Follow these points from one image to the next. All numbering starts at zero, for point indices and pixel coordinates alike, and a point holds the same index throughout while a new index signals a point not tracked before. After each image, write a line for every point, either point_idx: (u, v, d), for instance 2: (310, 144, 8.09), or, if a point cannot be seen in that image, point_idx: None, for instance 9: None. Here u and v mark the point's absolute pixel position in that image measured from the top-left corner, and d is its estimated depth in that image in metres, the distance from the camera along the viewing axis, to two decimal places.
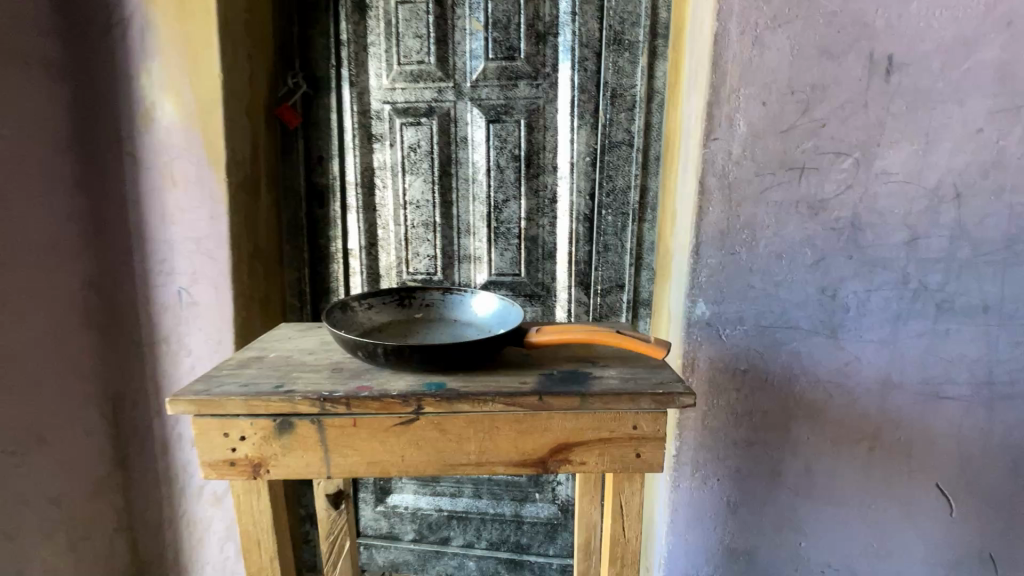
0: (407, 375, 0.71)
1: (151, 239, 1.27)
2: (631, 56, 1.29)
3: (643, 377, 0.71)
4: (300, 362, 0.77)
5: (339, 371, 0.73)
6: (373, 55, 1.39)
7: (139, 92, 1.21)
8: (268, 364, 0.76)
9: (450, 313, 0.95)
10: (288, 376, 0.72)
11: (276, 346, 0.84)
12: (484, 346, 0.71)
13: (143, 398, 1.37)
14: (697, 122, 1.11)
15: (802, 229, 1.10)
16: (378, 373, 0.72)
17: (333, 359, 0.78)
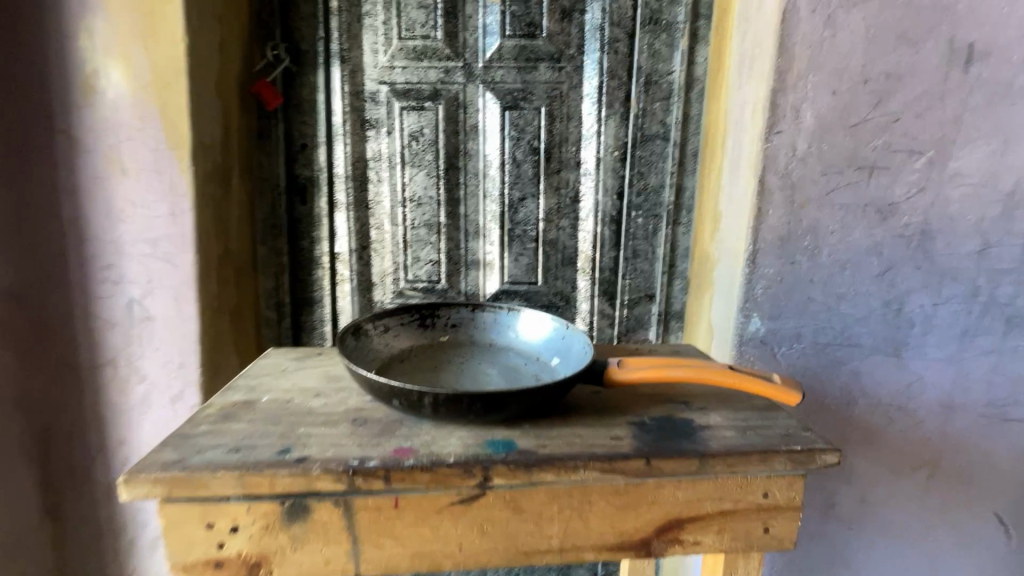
0: (458, 429, 0.54)
1: (93, 239, 1.03)
2: (669, 39, 1.15)
3: (764, 428, 0.55)
4: (306, 410, 0.58)
5: (362, 428, 0.54)
6: (369, 27, 1.19)
7: (77, 56, 0.97)
8: (262, 413, 0.57)
9: (483, 336, 0.78)
10: (295, 433, 0.53)
11: (267, 384, 0.65)
12: (559, 389, 0.55)
13: (81, 433, 1.12)
14: (755, 113, 0.97)
15: (868, 236, 0.97)
16: (415, 428, 0.54)
17: (349, 405, 0.59)
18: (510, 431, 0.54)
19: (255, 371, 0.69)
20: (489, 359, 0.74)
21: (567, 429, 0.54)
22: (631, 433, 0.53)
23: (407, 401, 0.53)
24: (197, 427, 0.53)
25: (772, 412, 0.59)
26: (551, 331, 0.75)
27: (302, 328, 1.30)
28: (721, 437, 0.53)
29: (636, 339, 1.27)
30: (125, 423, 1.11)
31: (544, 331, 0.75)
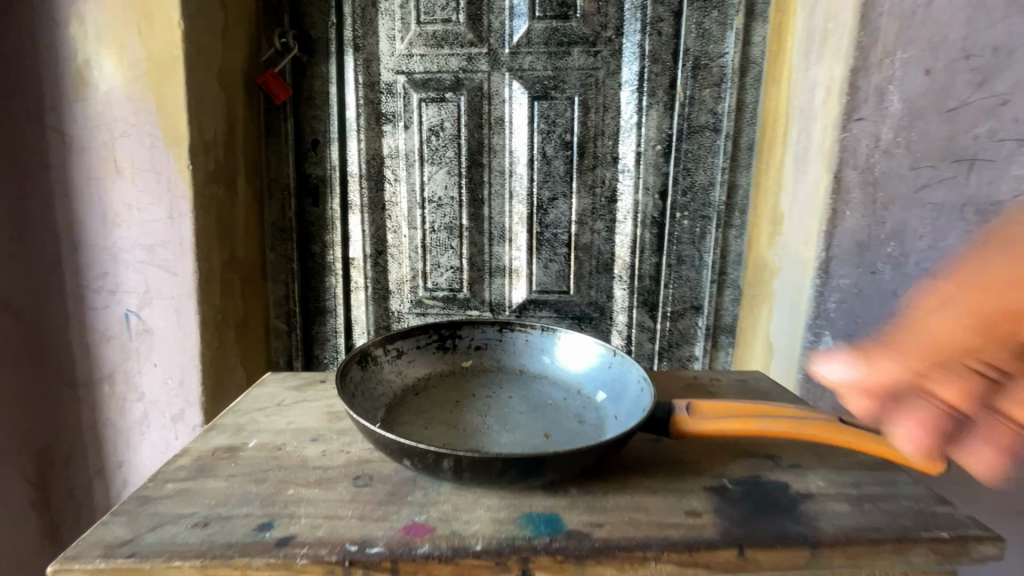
0: (487, 498, 0.43)
1: (88, 246, 0.95)
2: (721, 16, 1.01)
3: (883, 499, 0.46)
4: (304, 462, 0.47)
5: (365, 492, 0.43)
6: (386, 12, 1.08)
7: (68, 45, 0.89)
8: (246, 464, 0.47)
9: (512, 362, 0.67)
10: (282, 497, 0.42)
11: (258, 423, 0.54)
12: (612, 447, 0.44)
13: (79, 455, 1.04)
14: (828, 97, 0.84)
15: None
16: (432, 494, 0.43)
17: (353, 455, 0.48)
18: (553, 500, 0.44)
19: (247, 404, 0.59)
20: (519, 389, 0.63)
21: (628, 499, 0.45)
22: (710, 508, 0.44)
23: (422, 463, 0.42)
24: (165, 486, 0.43)
25: (884, 473, 0.50)
26: (594, 358, 0.64)
27: (314, 340, 1.20)
28: (832, 517, 0.43)
29: (680, 355, 1.14)
30: (124, 443, 1.02)
31: (586, 359, 0.64)
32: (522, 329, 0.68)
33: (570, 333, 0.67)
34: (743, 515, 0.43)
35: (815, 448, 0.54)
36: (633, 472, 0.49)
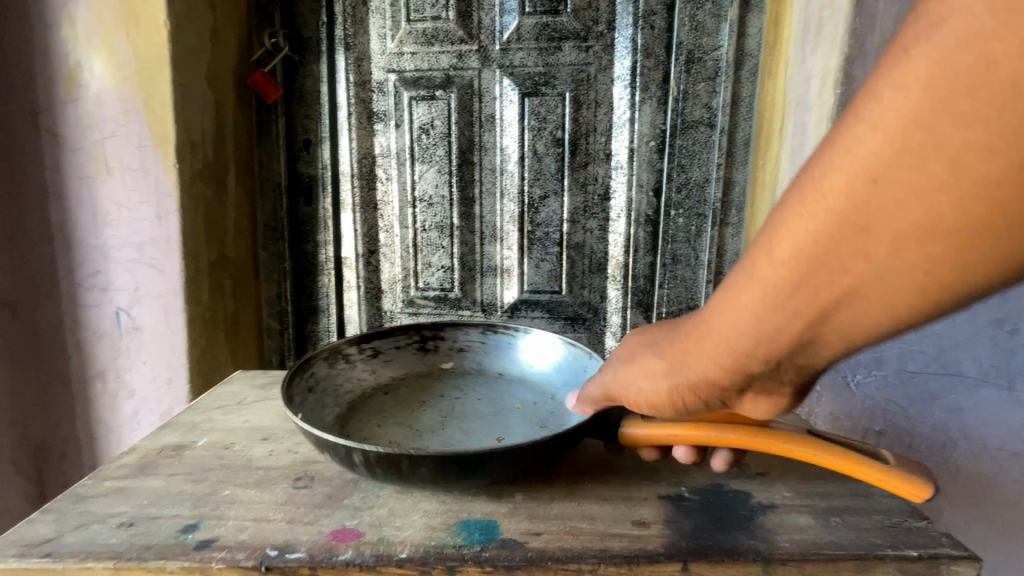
0: (424, 503, 0.44)
1: (79, 244, 0.96)
2: (715, 8, 0.97)
3: (851, 512, 0.45)
4: (245, 459, 0.50)
5: (303, 491, 0.45)
6: (375, 10, 1.07)
7: (60, 47, 0.90)
8: (190, 462, 0.49)
9: (493, 365, 0.66)
10: (217, 498, 0.44)
11: (214, 421, 0.57)
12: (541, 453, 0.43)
13: (73, 450, 1.05)
14: (823, 88, 0.79)
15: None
16: (370, 498, 0.45)
17: (300, 455, 0.51)
18: (495, 506, 0.44)
19: (208, 402, 0.61)
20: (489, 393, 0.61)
21: (576, 507, 0.45)
22: (660, 518, 0.44)
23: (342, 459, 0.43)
24: (102, 484, 0.46)
25: (857, 485, 0.49)
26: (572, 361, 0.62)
27: (307, 339, 1.20)
28: (791, 530, 0.43)
29: None
30: (115, 440, 1.03)
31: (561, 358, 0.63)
32: (505, 331, 0.67)
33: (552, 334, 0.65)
34: (694, 526, 0.43)
35: (787, 458, 0.54)
36: (587, 480, 0.49)
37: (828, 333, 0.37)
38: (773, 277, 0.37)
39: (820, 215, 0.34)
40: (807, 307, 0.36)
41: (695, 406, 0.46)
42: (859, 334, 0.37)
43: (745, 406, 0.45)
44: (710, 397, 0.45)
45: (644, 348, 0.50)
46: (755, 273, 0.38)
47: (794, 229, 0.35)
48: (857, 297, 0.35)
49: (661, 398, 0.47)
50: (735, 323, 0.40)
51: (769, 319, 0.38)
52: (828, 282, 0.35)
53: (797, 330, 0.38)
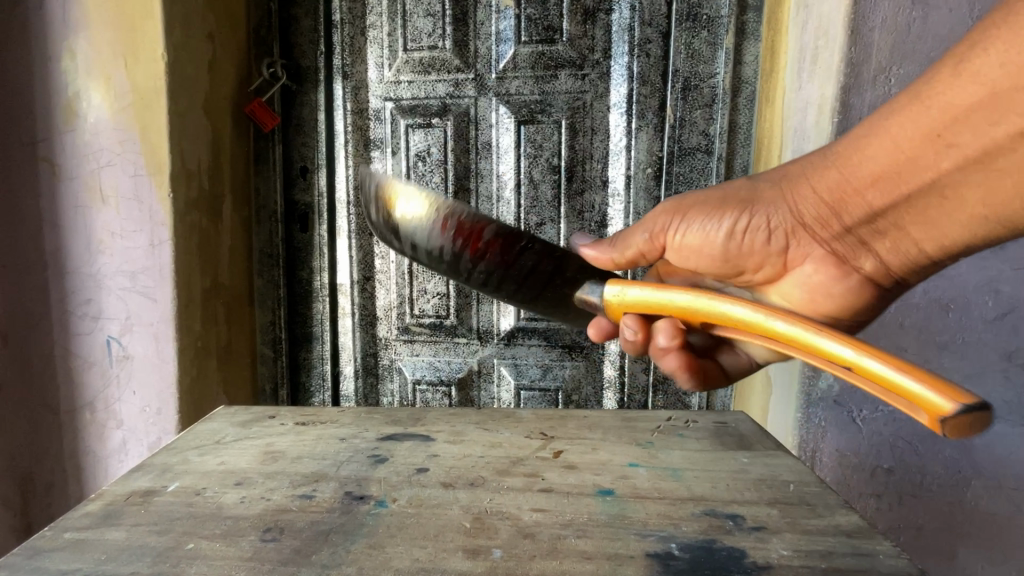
0: (396, 561, 0.45)
1: (72, 272, 0.96)
2: (711, 36, 0.97)
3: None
4: (218, 507, 0.52)
5: (269, 546, 0.47)
6: (373, 40, 1.08)
7: (60, 80, 0.92)
8: (156, 511, 0.52)
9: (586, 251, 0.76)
10: (179, 553, 0.46)
11: (189, 463, 0.60)
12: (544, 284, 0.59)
13: (60, 482, 1.04)
14: (820, 117, 0.76)
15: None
16: (340, 553, 0.46)
17: (272, 503, 0.52)
18: (471, 564, 0.44)
19: (185, 441, 0.64)
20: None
21: (555, 566, 0.44)
22: None
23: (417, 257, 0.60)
24: (61, 536, 0.49)
25: (861, 541, 0.46)
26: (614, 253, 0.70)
27: (300, 367, 1.18)
28: None
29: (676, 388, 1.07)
30: (103, 471, 1.01)
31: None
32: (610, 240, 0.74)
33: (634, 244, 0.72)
34: None
35: (787, 508, 0.51)
36: (570, 534, 0.47)
37: (934, 195, 0.46)
38: (918, 122, 0.43)
39: (993, 69, 0.38)
40: (909, 167, 0.45)
41: (755, 246, 0.56)
42: (960, 204, 0.45)
43: (804, 264, 0.56)
44: (792, 233, 0.55)
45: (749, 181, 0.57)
46: (906, 115, 0.44)
47: (965, 75, 0.39)
48: (977, 165, 0.42)
49: (727, 238, 0.56)
50: (868, 157, 0.47)
51: (893, 163, 0.46)
52: (960, 136, 0.41)
53: (907, 181, 0.46)
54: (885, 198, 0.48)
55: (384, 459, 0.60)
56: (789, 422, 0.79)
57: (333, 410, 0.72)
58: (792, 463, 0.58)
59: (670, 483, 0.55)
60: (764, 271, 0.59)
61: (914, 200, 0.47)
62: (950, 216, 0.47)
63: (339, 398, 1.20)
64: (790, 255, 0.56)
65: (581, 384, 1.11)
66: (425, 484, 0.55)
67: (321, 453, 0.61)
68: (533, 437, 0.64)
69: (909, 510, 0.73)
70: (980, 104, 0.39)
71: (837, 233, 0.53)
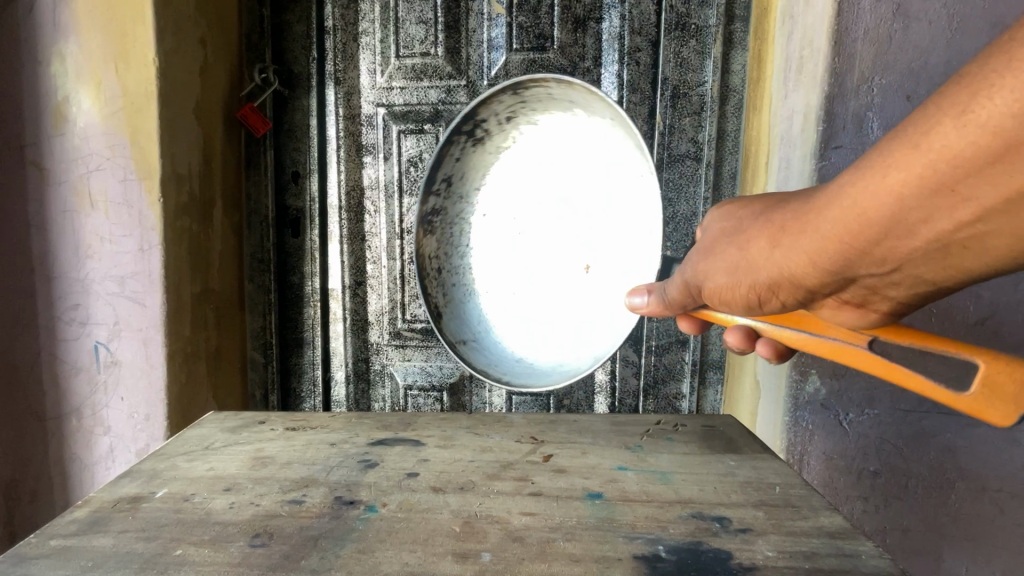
0: (385, 565, 0.45)
1: (60, 276, 0.95)
2: (699, 45, 0.98)
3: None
4: (206, 513, 0.52)
5: (258, 552, 0.47)
6: (366, 47, 1.09)
7: (50, 84, 0.91)
8: (143, 518, 0.51)
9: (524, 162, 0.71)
10: (167, 559, 0.46)
11: (177, 468, 0.59)
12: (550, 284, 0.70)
13: (45, 489, 1.02)
14: (805, 124, 0.78)
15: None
16: (329, 558, 0.46)
17: (261, 509, 0.52)
18: (460, 568, 0.45)
19: (174, 447, 0.64)
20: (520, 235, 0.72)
21: (544, 570, 0.44)
22: None
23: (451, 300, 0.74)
24: (47, 543, 0.48)
25: (844, 542, 0.47)
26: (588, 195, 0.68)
27: (291, 372, 1.18)
28: None
29: (666, 392, 1.07)
30: (89, 478, 1.00)
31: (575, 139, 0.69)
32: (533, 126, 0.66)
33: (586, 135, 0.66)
34: None
35: (773, 510, 0.51)
36: (558, 537, 0.48)
37: (952, 248, 0.38)
38: (919, 175, 0.36)
39: (1002, 114, 0.31)
40: (913, 221, 0.38)
41: (777, 300, 0.50)
42: (987, 254, 0.37)
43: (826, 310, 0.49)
44: (800, 292, 0.48)
45: (741, 231, 0.52)
46: (905, 165, 0.36)
47: (969, 120, 0.33)
48: (1001, 215, 0.34)
49: (753, 297, 0.51)
50: (854, 212, 0.40)
51: (893, 220, 0.38)
52: (976, 187, 0.34)
53: (916, 237, 0.38)
54: (896, 255, 0.40)
55: (374, 464, 0.60)
56: (777, 426, 0.80)
57: (323, 415, 0.72)
58: (779, 466, 0.59)
59: (658, 487, 0.55)
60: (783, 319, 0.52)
61: (931, 255, 0.39)
62: (977, 267, 0.39)
63: (330, 404, 1.19)
64: (809, 305, 0.50)
65: (572, 389, 1.11)
66: (415, 488, 0.55)
67: (311, 458, 0.61)
68: (523, 442, 0.64)
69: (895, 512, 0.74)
70: (998, 153, 0.32)
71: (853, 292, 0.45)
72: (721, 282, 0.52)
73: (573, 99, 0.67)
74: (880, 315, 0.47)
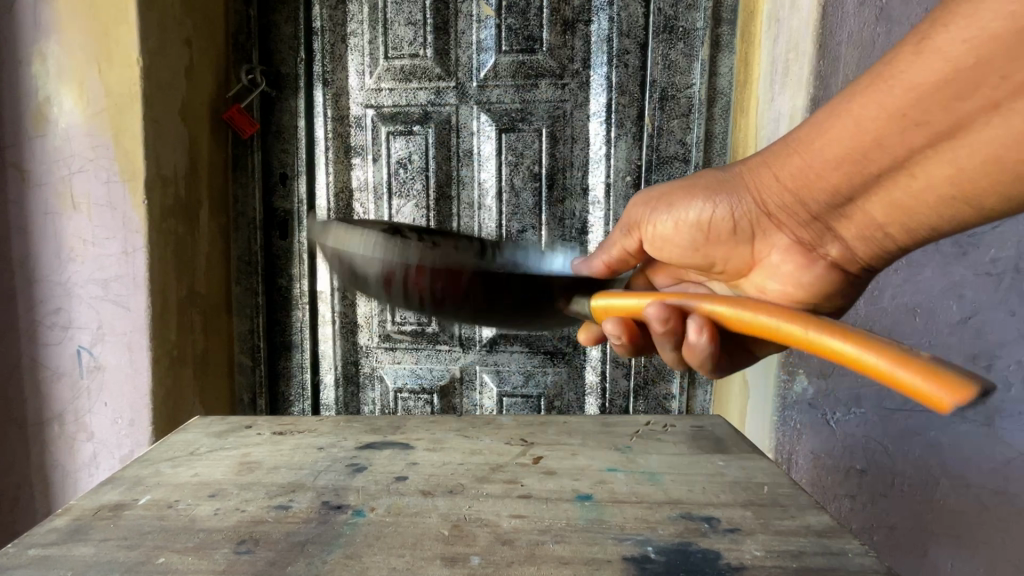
0: (374, 570, 0.44)
1: (42, 280, 0.93)
2: (687, 48, 0.99)
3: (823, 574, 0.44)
4: (190, 521, 0.51)
5: (244, 559, 0.46)
6: (354, 48, 1.08)
7: (30, 85, 0.90)
8: (126, 526, 0.50)
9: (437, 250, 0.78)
10: (150, 568, 0.45)
11: (161, 475, 0.58)
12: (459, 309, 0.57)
13: (27, 496, 1.00)
14: (792, 127, 0.79)
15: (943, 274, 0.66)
16: (316, 564, 0.45)
17: (247, 514, 0.52)
18: (449, 572, 0.44)
19: (159, 453, 0.63)
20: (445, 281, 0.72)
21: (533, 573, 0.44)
22: None
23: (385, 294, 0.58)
24: (25, 553, 0.47)
25: (832, 540, 0.47)
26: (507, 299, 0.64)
27: (279, 375, 1.16)
28: None
29: (657, 393, 1.08)
30: (72, 485, 0.98)
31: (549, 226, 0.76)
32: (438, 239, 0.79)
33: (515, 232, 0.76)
34: None
35: (761, 510, 0.52)
36: (548, 540, 0.48)
37: (900, 176, 0.43)
38: (879, 103, 0.40)
39: (958, 48, 0.35)
40: (866, 149, 0.42)
41: (732, 232, 0.56)
42: (932, 185, 0.42)
43: (773, 250, 0.55)
44: (761, 219, 0.54)
45: (718, 167, 0.58)
46: (870, 98, 0.41)
47: (924, 54, 0.37)
48: (943, 143, 0.39)
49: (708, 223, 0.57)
50: (825, 137, 0.45)
51: (851, 150, 0.43)
52: (925, 113, 0.39)
53: (872, 164, 0.43)
54: (849, 184, 0.46)
55: (363, 468, 0.59)
56: (767, 428, 0.87)
57: (311, 419, 0.71)
58: (767, 465, 0.59)
59: (648, 487, 0.55)
60: (739, 259, 0.58)
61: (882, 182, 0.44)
62: (918, 206, 0.44)
63: (319, 407, 1.18)
64: (763, 244, 0.56)
65: (563, 390, 1.11)
66: (404, 492, 0.55)
67: (298, 463, 0.60)
68: (513, 444, 0.64)
69: (882, 511, 0.74)
70: (947, 79, 0.37)
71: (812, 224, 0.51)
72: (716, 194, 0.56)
73: None
74: (827, 260, 0.53)
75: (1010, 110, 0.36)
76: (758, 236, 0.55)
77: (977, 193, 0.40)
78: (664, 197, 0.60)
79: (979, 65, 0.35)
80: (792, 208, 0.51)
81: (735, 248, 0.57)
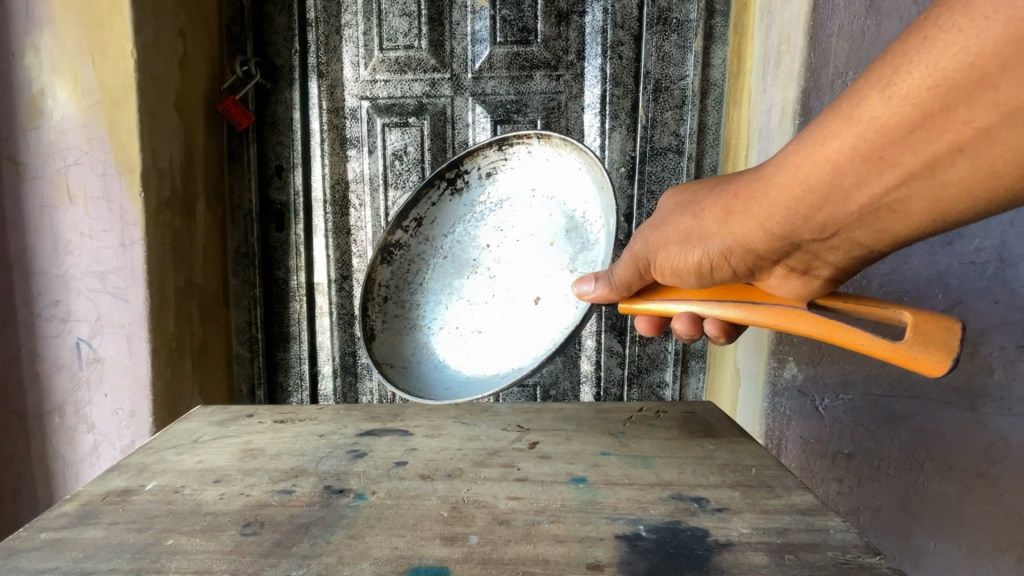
0: (375, 550, 0.46)
1: (40, 274, 0.94)
2: (681, 40, 1.00)
3: (805, 549, 0.46)
4: (195, 505, 0.52)
5: (250, 540, 0.47)
6: (349, 39, 1.08)
7: (25, 77, 0.90)
8: (134, 510, 0.52)
9: (442, 230, 0.79)
10: (159, 549, 0.46)
11: (165, 462, 0.60)
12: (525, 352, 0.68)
13: (29, 487, 1.01)
14: (783, 119, 0.80)
15: (930, 262, 0.68)
16: (320, 544, 0.47)
17: (251, 499, 0.53)
18: (448, 551, 0.46)
19: (162, 441, 0.64)
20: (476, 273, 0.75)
21: (529, 551, 0.46)
22: (615, 561, 0.45)
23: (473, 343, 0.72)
24: (37, 536, 0.48)
25: (814, 518, 0.49)
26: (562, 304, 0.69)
27: (277, 366, 1.17)
28: (744, 570, 0.44)
29: (650, 381, 1.10)
30: (73, 476, 0.99)
31: (546, 172, 0.75)
32: (449, 225, 0.78)
33: (533, 195, 0.75)
34: (647, 569, 0.44)
35: (748, 490, 0.54)
36: (543, 520, 0.49)
37: (882, 211, 0.41)
38: (850, 145, 0.39)
39: (920, 86, 0.35)
40: (842, 190, 0.41)
41: (728, 266, 0.53)
42: (907, 218, 0.41)
43: (772, 279, 0.53)
44: (751, 259, 0.51)
45: (692, 202, 0.56)
46: (833, 144, 0.40)
47: (893, 93, 0.36)
48: (914, 182, 0.38)
49: (704, 263, 0.54)
50: (802, 181, 0.43)
51: (821, 197, 0.43)
52: (900, 154, 0.37)
53: (846, 207, 0.42)
54: (834, 219, 0.44)
55: (363, 454, 0.61)
56: (756, 415, 0.88)
57: (312, 407, 0.72)
58: (755, 449, 0.61)
59: (640, 470, 0.57)
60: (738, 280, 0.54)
61: (865, 219, 0.42)
62: (894, 238, 0.43)
63: (317, 398, 1.19)
64: (759, 274, 0.53)
65: (559, 380, 1.12)
66: (403, 477, 0.56)
67: (299, 449, 0.62)
68: (510, 430, 0.65)
69: (870, 493, 0.77)
70: (917, 121, 0.35)
71: (800, 253, 0.48)
72: (697, 227, 0.54)
73: (550, 151, 0.74)
74: (822, 282, 0.49)
75: (976, 149, 0.34)
76: (750, 262, 0.52)
77: (953, 218, 0.39)
78: (654, 239, 0.57)
79: (945, 106, 0.34)
80: (779, 242, 0.48)
81: (723, 277, 0.55)
